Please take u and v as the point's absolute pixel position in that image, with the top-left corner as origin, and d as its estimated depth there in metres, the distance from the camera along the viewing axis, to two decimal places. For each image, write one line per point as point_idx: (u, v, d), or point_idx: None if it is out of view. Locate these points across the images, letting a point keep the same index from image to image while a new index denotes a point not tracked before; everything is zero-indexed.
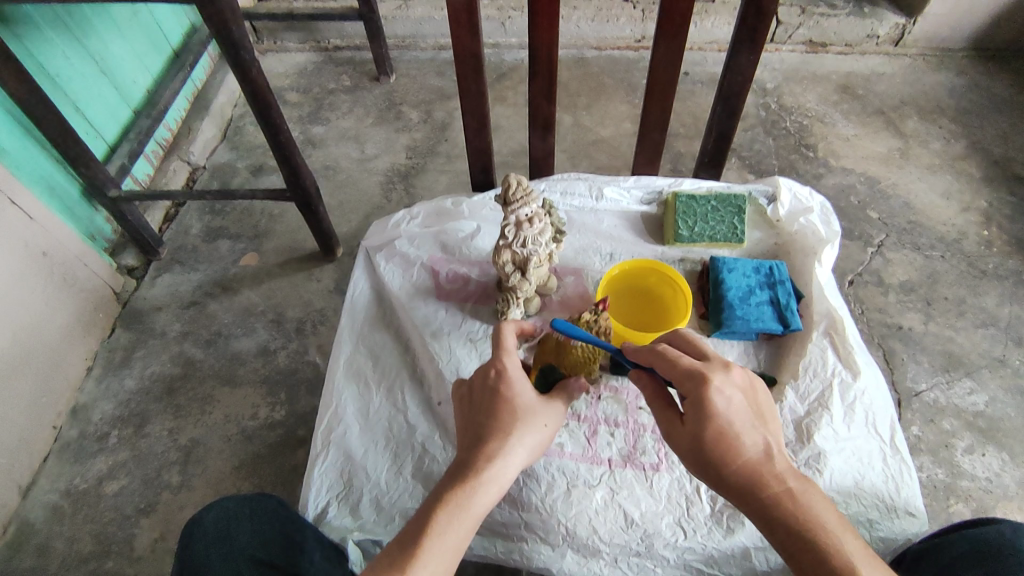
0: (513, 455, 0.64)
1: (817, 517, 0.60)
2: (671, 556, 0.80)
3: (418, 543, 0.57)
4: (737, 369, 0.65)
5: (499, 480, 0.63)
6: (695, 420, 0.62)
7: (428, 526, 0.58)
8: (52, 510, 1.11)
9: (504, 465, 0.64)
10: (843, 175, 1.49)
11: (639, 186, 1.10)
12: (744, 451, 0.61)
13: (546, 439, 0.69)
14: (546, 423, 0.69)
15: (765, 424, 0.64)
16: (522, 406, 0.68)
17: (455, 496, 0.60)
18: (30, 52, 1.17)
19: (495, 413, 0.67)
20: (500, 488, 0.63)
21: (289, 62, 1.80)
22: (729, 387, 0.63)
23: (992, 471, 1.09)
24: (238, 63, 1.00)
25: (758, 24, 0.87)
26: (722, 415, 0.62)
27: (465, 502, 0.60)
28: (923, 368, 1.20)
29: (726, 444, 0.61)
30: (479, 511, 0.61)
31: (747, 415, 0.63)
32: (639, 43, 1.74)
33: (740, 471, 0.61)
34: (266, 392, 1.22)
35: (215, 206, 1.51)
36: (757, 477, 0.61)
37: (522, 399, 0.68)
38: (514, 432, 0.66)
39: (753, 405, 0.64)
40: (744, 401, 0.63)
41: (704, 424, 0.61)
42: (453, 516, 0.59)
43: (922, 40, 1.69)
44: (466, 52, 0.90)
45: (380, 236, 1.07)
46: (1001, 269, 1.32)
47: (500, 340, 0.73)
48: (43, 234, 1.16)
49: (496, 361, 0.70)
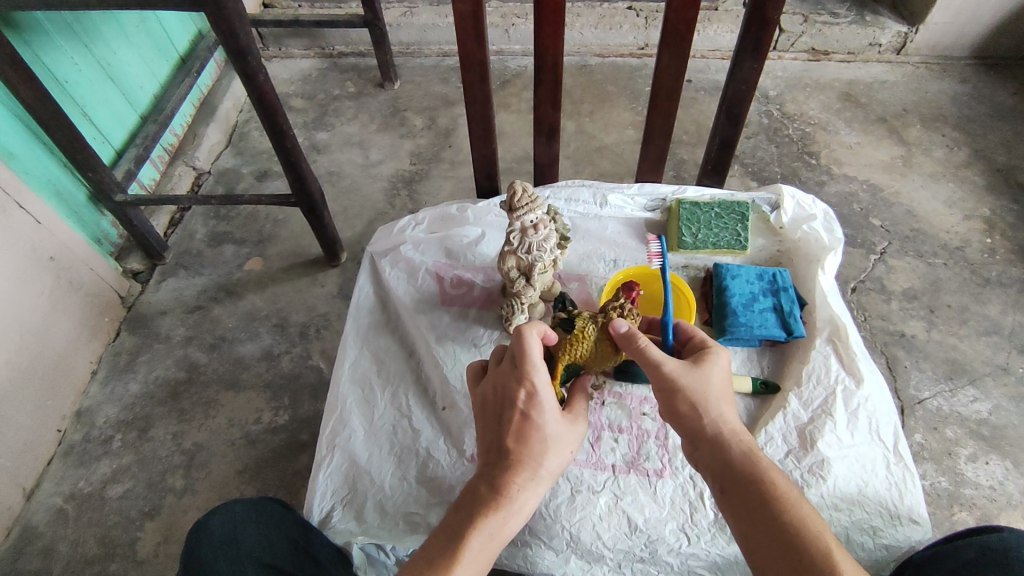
0: (539, 485, 0.65)
1: (773, 465, 0.63)
2: (675, 562, 0.79)
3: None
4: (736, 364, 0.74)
5: (523, 506, 0.64)
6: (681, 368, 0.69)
7: (459, 553, 0.60)
8: (55, 513, 1.11)
9: (531, 492, 0.65)
10: (845, 182, 1.49)
11: (642, 193, 1.11)
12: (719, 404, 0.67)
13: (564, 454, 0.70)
14: (570, 445, 0.69)
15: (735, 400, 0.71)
16: (551, 433, 0.67)
17: (487, 529, 0.62)
18: (40, 58, 1.19)
19: (520, 436, 0.66)
20: (524, 513, 0.65)
21: (295, 69, 1.82)
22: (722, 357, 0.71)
23: (996, 479, 1.09)
24: (245, 69, 1.01)
25: (762, 33, 0.88)
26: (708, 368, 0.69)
27: (494, 531, 0.62)
28: (926, 376, 1.20)
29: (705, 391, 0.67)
30: (505, 535, 0.63)
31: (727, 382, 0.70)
32: (643, 50, 1.75)
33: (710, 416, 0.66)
34: (269, 397, 1.23)
35: (220, 211, 1.53)
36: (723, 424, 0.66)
37: (551, 424, 0.67)
38: (541, 462, 0.66)
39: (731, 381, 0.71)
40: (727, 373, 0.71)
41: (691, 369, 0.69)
42: (484, 546, 0.61)
43: (924, 49, 1.70)
44: (472, 60, 0.91)
45: (385, 241, 1.08)
46: (1004, 276, 1.32)
47: (528, 353, 0.67)
48: (50, 239, 1.17)
49: (528, 382, 0.67)
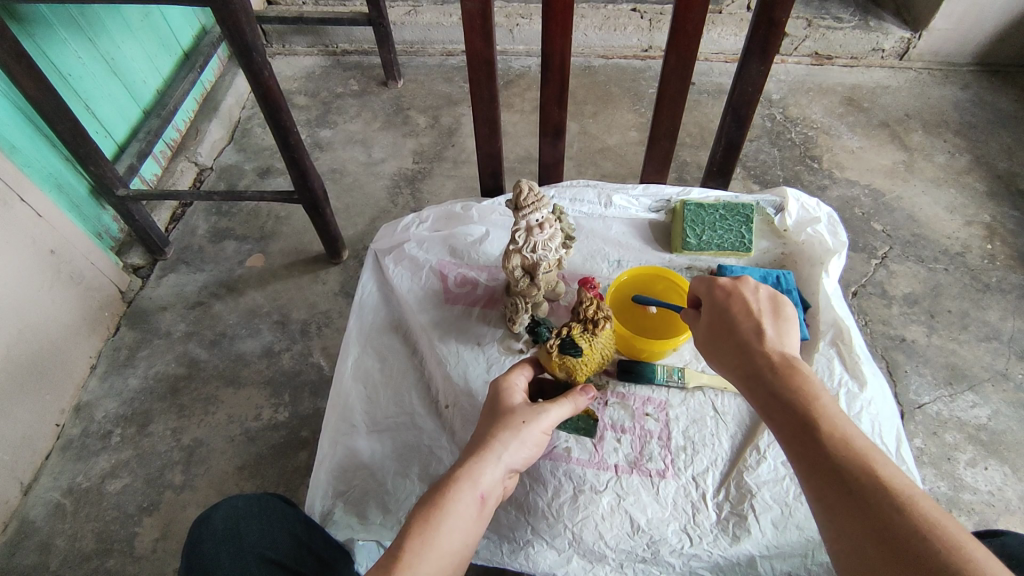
0: (492, 461, 0.63)
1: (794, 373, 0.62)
2: (677, 562, 0.79)
3: (399, 546, 0.55)
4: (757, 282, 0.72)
5: (477, 483, 0.61)
6: (708, 312, 0.71)
7: (408, 525, 0.57)
8: (53, 508, 1.11)
9: (483, 466, 0.62)
10: (847, 187, 1.49)
11: (647, 194, 1.11)
12: (741, 333, 0.67)
13: (535, 438, 0.68)
14: (529, 432, 0.67)
15: (778, 320, 0.68)
16: (511, 415, 0.68)
17: (433, 498, 0.59)
18: (43, 51, 1.18)
19: (480, 428, 0.68)
20: (479, 491, 0.61)
21: (298, 66, 1.82)
22: (736, 286, 0.71)
23: (995, 484, 1.09)
24: (250, 65, 1.01)
25: (770, 36, 0.88)
26: (724, 303, 0.70)
27: (444, 501, 0.59)
28: (926, 381, 1.20)
29: (728, 328, 0.68)
30: (463, 510, 0.59)
31: (754, 307, 0.68)
32: (646, 52, 1.75)
33: (735, 349, 0.66)
34: (269, 393, 1.22)
35: (221, 208, 1.52)
36: (750, 351, 0.65)
37: (508, 411, 0.69)
38: (493, 437, 0.65)
39: (766, 304, 0.69)
40: (751, 299, 0.69)
41: (714, 309, 0.70)
42: (429, 515, 0.57)
43: (927, 54, 1.70)
44: (479, 59, 0.91)
45: (389, 238, 1.08)
46: (1004, 283, 1.33)
47: (506, 375, 0.76)
48: (51, 232, 1.16)
49: (494, 387, 0.74)
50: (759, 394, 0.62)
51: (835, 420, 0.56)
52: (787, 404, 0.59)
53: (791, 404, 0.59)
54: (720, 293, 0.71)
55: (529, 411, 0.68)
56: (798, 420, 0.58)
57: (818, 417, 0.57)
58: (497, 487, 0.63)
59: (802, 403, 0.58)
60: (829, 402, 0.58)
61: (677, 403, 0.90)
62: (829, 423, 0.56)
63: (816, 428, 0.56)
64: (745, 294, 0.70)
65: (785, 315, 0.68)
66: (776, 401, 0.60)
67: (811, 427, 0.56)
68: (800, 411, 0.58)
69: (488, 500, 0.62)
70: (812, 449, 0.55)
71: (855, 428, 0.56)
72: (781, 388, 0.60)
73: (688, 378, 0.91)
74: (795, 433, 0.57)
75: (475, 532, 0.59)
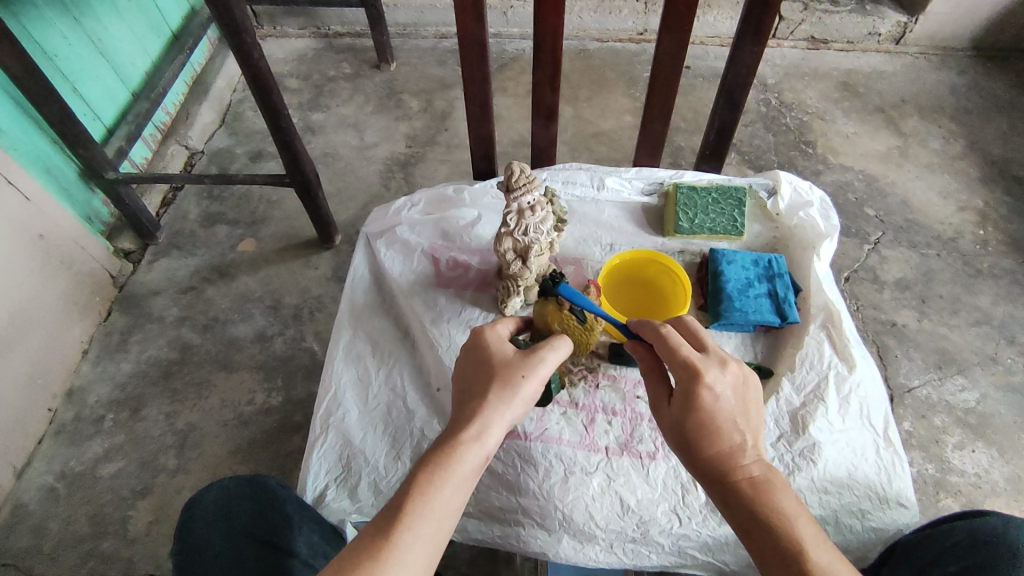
0: (492, 422, 0.63)
1: (778, 496, 0.61)
2: (666, 542, 0.80)
3: (394, 517, 0.56)
4: (733, 367, 0.65)
5: (482, 441, 0.62)
6: (681, 407, 0.64)
7: (411, 489, 0.58)
8: (47, 492, 1.11)
9: (486, 424, 0.63)
10: (841, 172, 1.49)
11: (640, 177, 1.10)
12: (723, 443, 0.63)
13: (534, 392, 0.67)
14: (529, 389, 0.66)
15: (749, 420, 0.65)
16: (511, 367, 0.67)
17: (436, 458, 0.60)
18: (28, 31, 1.16)
19: (477, 379, 0.67)
20: (478, 454, 0.61)
21: (288, 48, 1.79)
22: (721, 383, 0.64)
23: (982, 467, 1.11)
24: (240, 46, 0.99)
25: (763, 17, 0.87)
26: (707, 408, 0.63)
27: (446, 462, 0.60)
28: (916, 365, 1.22)
29: (706, 435, 0.63)
30: (463, 471, 0.60)
31: (735, 412, 0.64)
32: (642, 35, 1.73)
33: (713, 460, 0.63)
34: (262, 378, 1.22)
35: (213, 191, 1.50)
36: (730, 464, 0.62)
37: (505, 365, 0.67)
38: (491, 391, 0.65)
39: (742, 402, 0.65)
40: (735, 400, 0.64)
41: (686, 411, 0.64)
42: (432, 475, 0.58)
43: (923, 39, 1.69)
44: (471, 39, 0.90)
45: (380, 222, 1.07)
46: (995, 268, 1.34)
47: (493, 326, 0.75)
48: (39, 215, 1.15)
49: (486, 337, 0.71)
50: (737, 510, 0.61)
51: (817, 550, 0.57)
52: (770, 531, 0.59)
53: (775, 529, 0.59)
54: (700, 395, 0.63)
55: (528, 363, 0.67)
56: (782, 540, 0.58)
57: (803, 544, 0.57)
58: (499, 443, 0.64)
59: (787, 527, 0.58)
60: (810, 522, 0.59)
61: None
62: (815, 550, 0.57)
63: (805, 557, 0.56)
64: (725, 400, 0.63)
65: (758, 422, 0.66)
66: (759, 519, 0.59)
67: (794, 558, 0.56)
68: (783, 537, 0.58)
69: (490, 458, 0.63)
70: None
71: (834, 555, 0.57)
72: (765, 510, 0.59)
73: None
74: (777, 556, 0.57)
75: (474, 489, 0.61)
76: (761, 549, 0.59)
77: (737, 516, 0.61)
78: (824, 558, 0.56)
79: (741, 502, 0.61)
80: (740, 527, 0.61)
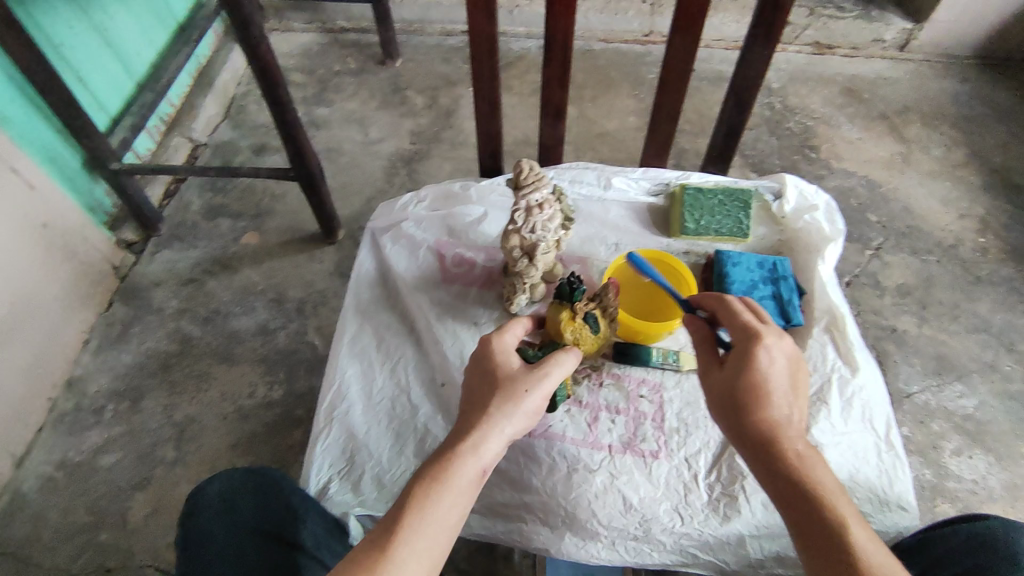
0: (490, 436, 0.63)
1: (818, 468, 0.60)
2: (668, 541, 0.81)
3: (394, 526, 0.56)
4: (790, 341, 0.68)
5: (479, 455, 0.62)
6: (735, 369, 0.66)
7: (408, 501, 0.58)
8: (46, 481, 1.11)
9: (484, 437, 0.63)
10: (844, 177, 1.50)
11: (647, 177, 1.11)
12: (771, 411, 0.63)
13: (535, 406, 0.67)
14: (529, 408, 0.66)
15: (797, 396, 0.66)
16: (515, 381, 0.67)
17: (431, 472, 0.60)
18: (36, 19, 1.16)
19: (482, 392, 0.68)
20: (476, 470, 0.61)
21: (294, 42, 1.78)
22: (777, 351, 0.66)
23: (979, 473, 1.11)
24: (248, 37, 0.99)
25: (774, 20, 0.87)
26: (763, 370, 0.65)
27: (442, 477, 0.60)
28: (915, 371, 1.22)
29: (755, 399, 0.64)
30: (463, 483, 0.60)
31: (787, 383, 0.65)
32: (648, 37, 1.73)
33: (759, 424, 0.63)
34: (263, 371, 1.22)
35: (216, 184, 1.50)
36: (776, 432, 0.62)
37: (504, 380, 0.68)
38: (492, 403, 0.65)
39: (793, 376, 0.67)
40: (789, 372, 0.66)
41: (740, 375, 0.65)
42: (429, 489, 0.59)
43: (928, 46, 1.69)
44: (482, 36, 0.90)
45: (387, 217, 1.07)
46: (995, 276, 1.34)
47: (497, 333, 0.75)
48: (43, 204, 1.15)
49: (486, 348, 0.72)
50: (778, 477, 0.60)
51: (857, 527, 0.56)
52: (810, 501, 0.58)
53: (818, 500, 0.58)
54: (759, 359, 0.65)
55: (530, 378, 0.68)
56: (824, 513, 0.57)
57: (844, 519, 0.57)
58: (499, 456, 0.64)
59: (827, 501, 0.58)
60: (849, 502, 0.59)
61: (672, 385, 0.91)
62: (855, 528, 0.56)
63: (845, 532, 0.56)
64: (779, 370, 0.66)
65: (802, 397, 0.67)
66: (799, 491, 0.59)
67: (836, 530, 0.56)
68: (824, 510, 0.58)
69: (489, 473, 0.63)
70: (832, 553, 0.55)
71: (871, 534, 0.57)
72: (808, 481, 0.59)
73: (683, 361, 0.92)
74: (819, 528, 0.57)
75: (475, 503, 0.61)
76: (801, 518, 0.58)
77: (775, 484, 0.61)
78: (862, 536, 0.56)
79: (783, 469, 0.60)
80: (779, 495, 0.60)
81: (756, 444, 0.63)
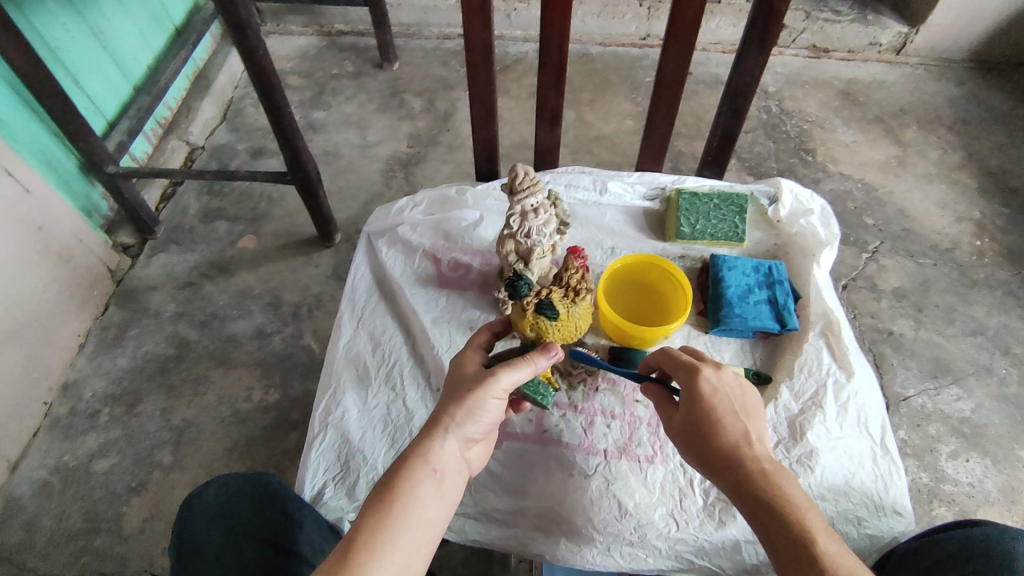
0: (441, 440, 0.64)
1: (779, 483, 0.61)
2: (663, 546, 0.80)
3: (351, 537, 0.57)
4: (727, 369, 0.70)
5: (430, 459, 0.63)
6: (685, 408, 0.68)
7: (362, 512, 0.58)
8: (40, 486, 1.11)
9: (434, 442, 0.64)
10: (840, 180, 1.50)
11: (643, 181, 1.10)
12: (726, 435, 0.65)
13: (489, 402, 0.67)
14: (480, 406, 0.67)
15: (751, 417, 0.68)
16: (461, 384, 0.68)
17: (382, 482, 0.61)
18: (31, 23, 1.16)
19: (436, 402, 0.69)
20: (427, 473, 0.62)
21: (291, 45, 1.79)
22: (719, 378, 0.68)
23: (975, 476, 1.12)
24: (244, 42, 0.99)
25: (768, 26, 0.87)
26: (709, 399, 0.67)
27: (393, 484, 0.60)
28: (912, 374, 1.22)
29: (710, 429, 0.66)
30: (415, 486, 0.60)
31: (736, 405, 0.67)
32: (645, 40, 1.73)
33: (722, 449, 0.64)
34: (260, 375, 1.22)
35: (213, 187, 1.49)
36: (736, 454, 0.64)
37: (457, 383, 0.69)
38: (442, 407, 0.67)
39: (740, 400, 0.69)
40: (735, 397, 0.68)
41: (691, 408, 0.67)
42: (380, 497, 0.59)
43: (923, 50, 1.70)
44: (477, 41, 0.90)
45: (383, 221, 1.08)
46: (991, 279, 1.34)
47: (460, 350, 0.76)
48: (38, 208, 1.15)
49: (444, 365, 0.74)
50: (745, 501, 0.62)
51: (825, 537, 0.57)
52: (778, 517, 0.59)
53: (785, 516, 0.59)
54: (701, 391, 0.67)
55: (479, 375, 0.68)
56: (792, 528, 0.58)
57: (812, 531, 0.57)
58: (455, 461, 0.65)
59: (793, 515, 0.59)
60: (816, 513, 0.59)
61: None
62: (821, 536, 0.57)
63: (814, 544, 0.56)
64: (726, 393, 0.67)
65: (757, 416, 0.69)
66: (765, 510, 0.60)
67: (807, 543, 0.56)
68: (790, 525, 0.58)
69: (446, 475, 0.63)
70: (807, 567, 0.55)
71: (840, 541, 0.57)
72: (772, 499, 0.60)
73: None
74: (789, 544, 0.57)
75: (435, 505, 0.61)
76: (774, 539, 0.58)
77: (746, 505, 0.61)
78: (832, 545, 0.56)
79: (751, 492, 0.61)
80: (752, 517, 0.61)
81: (723, 475, 0.64)
